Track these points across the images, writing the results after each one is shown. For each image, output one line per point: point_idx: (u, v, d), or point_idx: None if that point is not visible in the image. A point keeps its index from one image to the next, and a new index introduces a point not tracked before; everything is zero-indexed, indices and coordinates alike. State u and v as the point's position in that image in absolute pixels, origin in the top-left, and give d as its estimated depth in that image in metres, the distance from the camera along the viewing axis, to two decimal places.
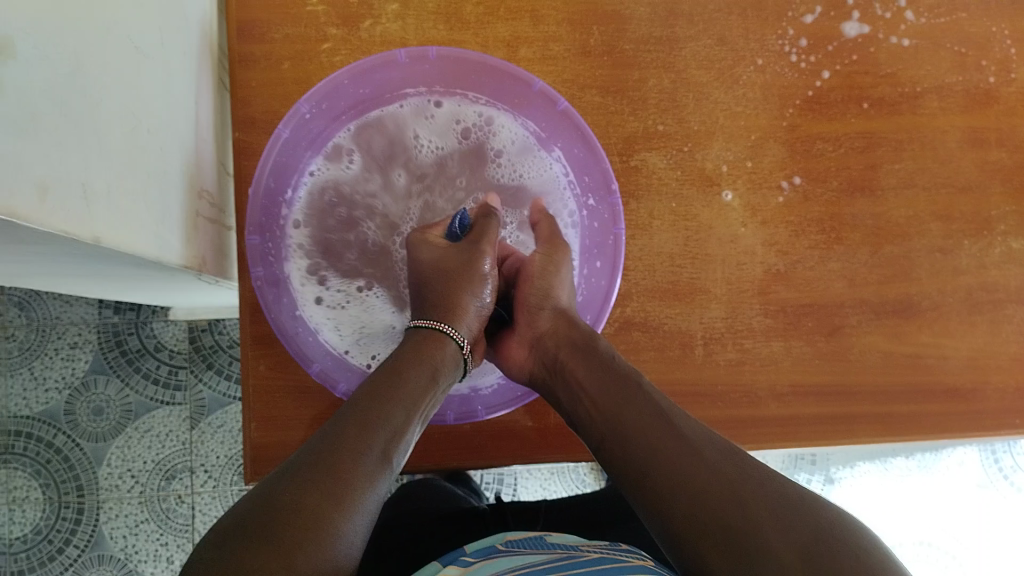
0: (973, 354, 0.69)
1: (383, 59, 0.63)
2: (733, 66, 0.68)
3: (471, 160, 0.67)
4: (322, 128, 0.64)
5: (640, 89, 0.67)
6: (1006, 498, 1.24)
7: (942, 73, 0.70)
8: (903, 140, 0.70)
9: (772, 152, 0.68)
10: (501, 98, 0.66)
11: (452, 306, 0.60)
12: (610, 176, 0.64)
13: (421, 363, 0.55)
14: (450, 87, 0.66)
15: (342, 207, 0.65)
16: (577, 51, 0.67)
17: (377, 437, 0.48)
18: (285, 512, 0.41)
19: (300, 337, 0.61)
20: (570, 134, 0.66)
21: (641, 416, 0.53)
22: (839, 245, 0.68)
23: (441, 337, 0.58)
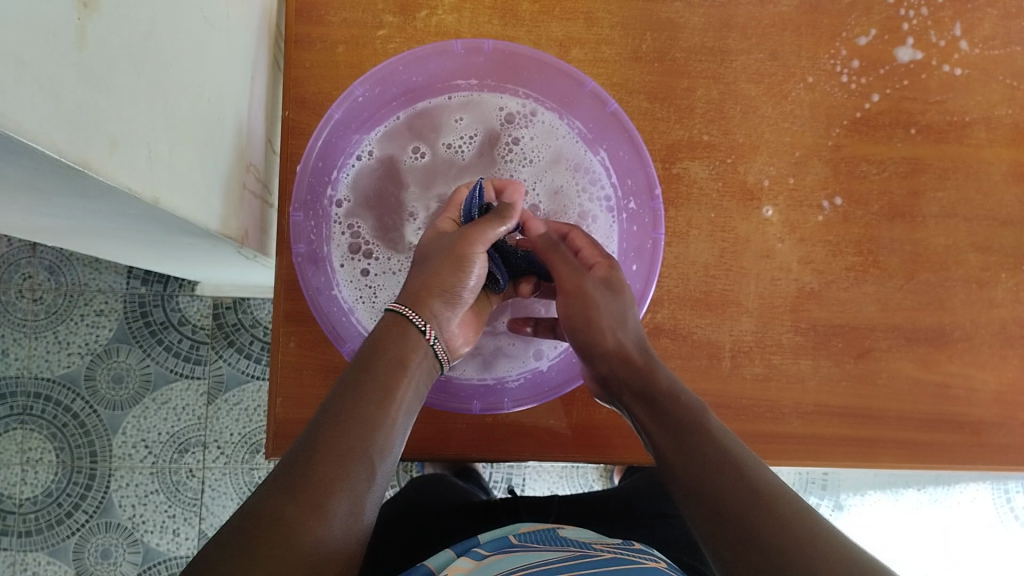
0: (1002, 388, 0.68)
1: (437, 49, 0.64)
2: (783, 82, 0.69)
3: (509, 153, 0.67)
4: (373, 112, 0.65)
5: (687, 98, 0.68)
6: (1017, 540, 1.22)
7: (991, 105, 0.70)
8: (948, 169, 0.70)
9: (815, 170, 0.68)
10: (548, 90, 0.67)
11: (420, 293, 0.57)
12: (654, 180, 0.65)
13: (387, 352, 0.54)
14: (498, 80, 0.66)
15: (389, 200, 0.65)
16: (627, 56, 0.67)
17: (354, 436, 0.48)
18: (260, 521, 0.41)
19: (334, 316, 0.62)
20: (618, 136, 0.66)
21: (710, 459, 0.49)
22: (875, 269, 0.68)
23: (406, 331, 0.56)
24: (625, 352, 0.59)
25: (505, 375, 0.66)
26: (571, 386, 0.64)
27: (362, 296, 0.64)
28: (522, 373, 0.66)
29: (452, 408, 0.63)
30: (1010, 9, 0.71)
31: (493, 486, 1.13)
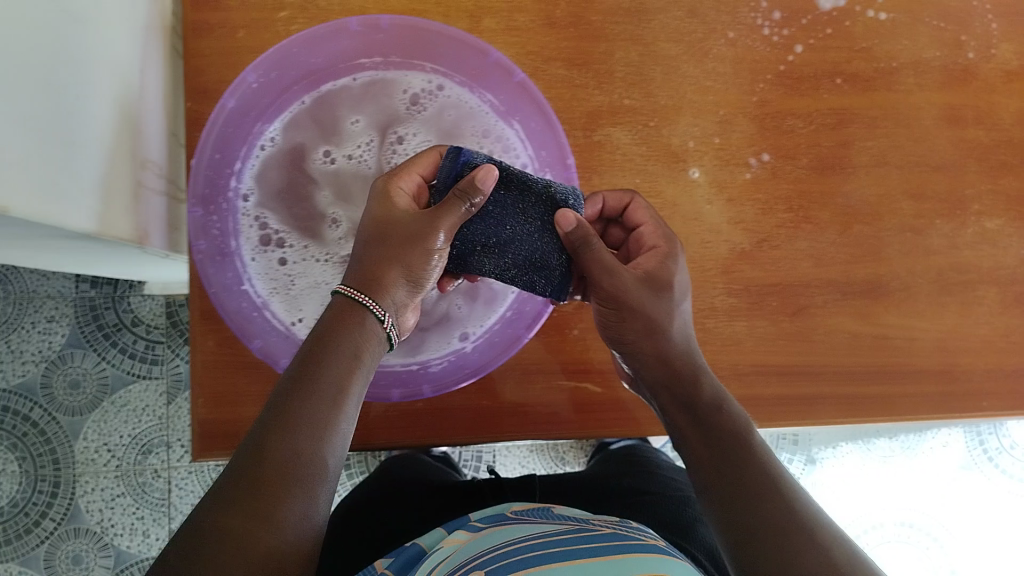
0: (943, 336, 0.67)
1: (334, 27, 0.59)
2: (703, 39, 0.67)
3: (421, 135, 0.61)
4: (272, 99, 0.60)
5: (605, 62, 0.66)
6: (990, 479, 1.24)
7: (919, 48, 0.68)
8: (878, 117, 0.68)
9: (741, 127, 0.66)
10: (456, 61, 0.61)
11: (374, 277, 0.52)
12: (565, 148, 0.60)
13: (340, 337, 0.50)
14: (404, 57, 0.61)
15: (296, 191, 0.60)
16: (542, 23, 0.65)
17: (303, 438, 0.45)
18: (206, 540, 0.41)
19: (244, 313, 0.58)
20: (528, 106, 0.61)
21: (755, 470, 0.49)
22: (807, 224, 0.67)
23: (363, 316, 0.51)
24: (664, 351, 0.56)
25: (427, 358, 0.63)
26: (492, 366, 0.62)
27: (277, 288, 0.59)
28: (445, 356, 0.63)
29: (371, 398, 0.61)
30: None
31: (462, 465, 1.12)
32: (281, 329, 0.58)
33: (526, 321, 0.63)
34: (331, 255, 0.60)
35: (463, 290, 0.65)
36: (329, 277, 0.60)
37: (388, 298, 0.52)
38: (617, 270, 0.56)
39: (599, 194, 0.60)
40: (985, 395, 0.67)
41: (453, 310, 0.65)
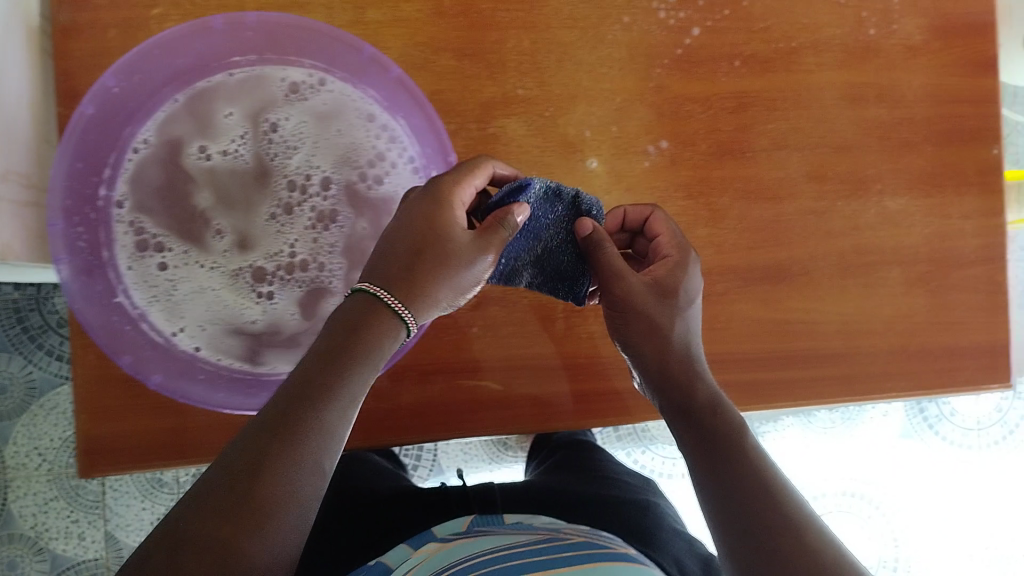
0: (844, 319, 0.67)
1: (196, 25, 0.56)
2: (597, 25, 0.64)
3: (300, 132, 0.59)
4: (139, 102, 0.57)
5: (497, 51, 0.63)
6: (930, 447, 1.26)
7: (819, 27, 0.65)
8: (778, 101, 0.66)
9: (638, 114, 0.65)
10: (332, 50, 0.58)
11: (417, 288, 0.50)
12: (447, 147, 0.58)
13: (355, 342, 0.47)
14: (280, 51, 0.58)
15: (174, 195, 0.58)
16: (430, 12, 0.62)
17: (307, 450, 0.42)
18: (191, 554, 0.37)
19: (118, 328, 0.56)
20: (408, 103, 0.58)
21: (758, 481, 0.50)
22: (708, 213, 0.66)
23: (384, 314, 0.49)
24: (664, 356, 0.56)
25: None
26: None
27: (155, 297, 0.58)
28: None
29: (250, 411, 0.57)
30: None
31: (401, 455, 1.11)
32: (155, 341, 0.57)
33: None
34: (214, 259, 0.59)
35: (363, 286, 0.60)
36: (213, 283, 0.59)
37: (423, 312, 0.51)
38: (625, 275, 0.56)
39: (621, 207, 0.61)
40: (887, 378, 0.68)
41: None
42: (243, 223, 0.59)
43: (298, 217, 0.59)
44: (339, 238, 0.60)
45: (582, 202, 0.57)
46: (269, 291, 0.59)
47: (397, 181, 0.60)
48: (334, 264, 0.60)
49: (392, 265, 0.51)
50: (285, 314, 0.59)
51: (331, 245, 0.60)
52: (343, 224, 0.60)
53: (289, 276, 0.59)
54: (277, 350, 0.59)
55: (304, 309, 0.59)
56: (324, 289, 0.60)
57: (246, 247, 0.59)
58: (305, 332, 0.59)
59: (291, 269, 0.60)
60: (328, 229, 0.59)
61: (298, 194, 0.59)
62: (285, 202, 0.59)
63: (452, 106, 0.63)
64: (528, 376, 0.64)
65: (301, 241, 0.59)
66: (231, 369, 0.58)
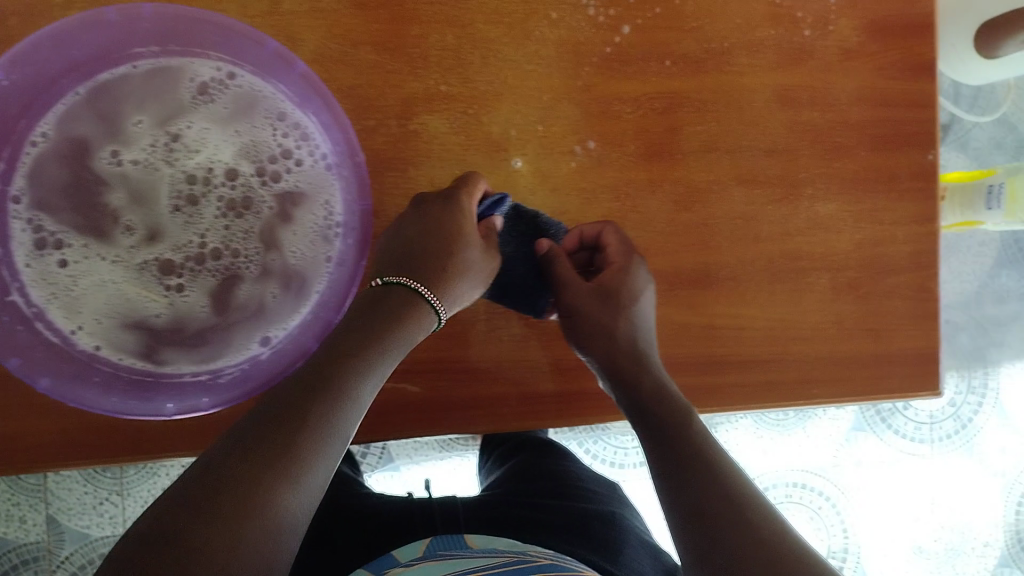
0: (773, 324, 0.65)
1: (93, 18, 0.54)
2: (524, 20, 0.62)
3: (208, 125, 0.57)
4: (32, 95, 0.54)
5: (419, 46, 0.62)
6: (888, 444, 1.20)
7: (752, 27, 0.63)
8: (709, 101, 0.64)
9: (564, 113, 0.63)
10: (238, 43, 0.56)
11: (445, 276, 0.57)
12: (354, 144, 0.57)
13: (377, 308, 0.54)
14: (184, 43, 0.56)
15: (75, 190, 0.56)
16: (350, 3, 0.61)
17: (333, 411, 0.46)
18: (222, 482, 0.41)
19: (8, 329, 0.54)
20: (315, 98, 0.57)
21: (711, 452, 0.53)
22: (634, 215, 0.64)
23: (415, 300, 0.55)
24: (613, 347, 0.60)
25: (216, 366, 0.58)
26: (275, 380, 0.57)
27: (54, 295, 0.56)
28: (239, 364, 0.58)
29: (140, 416, 0.56)
30: None
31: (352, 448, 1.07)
32: (52, 340, 0.55)
33: (312, 331, 0.58)
34: (120, 256, 0.57)
35: (279, 276, 0.59)
36: (118, 279, 0.57)
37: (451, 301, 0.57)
38: (569, 281, 0.61)
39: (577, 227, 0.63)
40: (817, 383, 0.66)
41: (266, 300, 0.58)
42: (151, 218, 0.57)
43: (205, 211, 0.57)
44: (252, 228, 0.58)
45: (542, 221, 0.63)
46: (178, 283, 0.58)
47: (310, 175, 0.58)
48: (248, 255, 0.58)
49: (424, 259, 0.57)
50: (194, 308, 0.58)
51: (245, 232, 0.58)
52: (258, 215, 0.58)
53: (199, 267, 0.58)
54: (184, 345, 0.58)
55: (215, 303, 0.58)
56: (239, 280, 0.58)
57: (153, 243, 0.57)
58: (215, 325, 0.58)
59: (202, 259, 0.58)
60: (241, 219, 0.58)
61: (206, 189, 0.57)
62: (191, 195, 0.57)
63: (372, 102, 0.62)
64: (442, 381, 0.63)
65: (211, 234, 0.57)
66: (131, 368, 0.56)
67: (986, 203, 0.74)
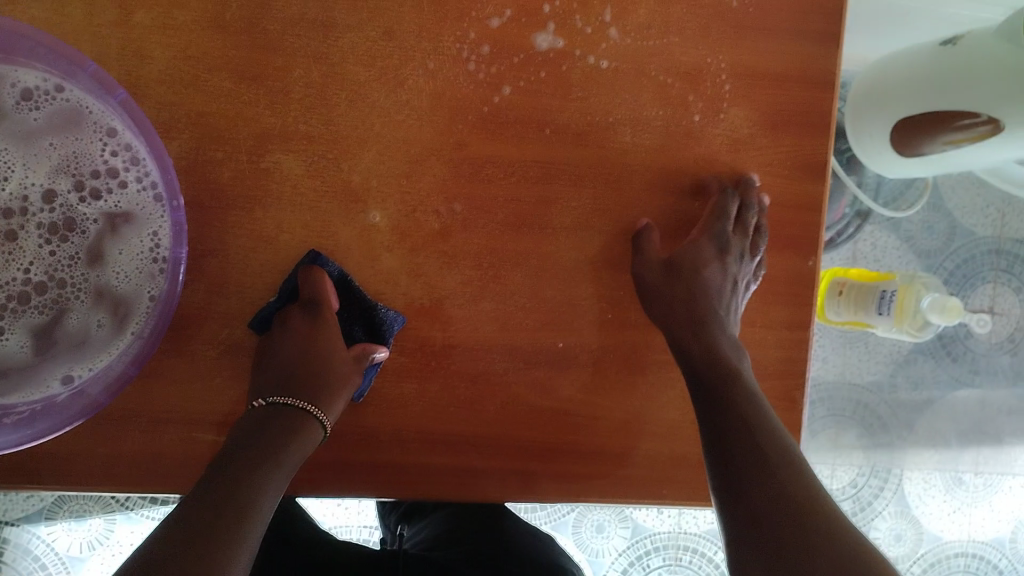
0: (627, 417, 0.62)
1: None
2: (398, 67, 0.58)
3: (19, 145, 0.52)
4: None
5: (281, 79, 0.57)
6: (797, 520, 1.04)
7: (640, 105, 0.60)
8: (588, 175, 0.60)
9: (431, 171, 0.59)
10: (62, 56, 0.51)
11: (331, 388, 0.53)
12: (174, 186, 0.54)
13: (275, 419, 0.50)
14: (6, 50, 0.51)
15: None
16: (208, 25, 0.56)
17: (233, 516, 0.42)
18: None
19: None
20: (144, 128, 0.53)
21: (747, 405, 0.50)
22: (495, 284, 0.60)
23: (304, 419, 0.51)
24: (692, 296, 0.57)
25: (9, 403, 0.53)
26: (63, 428, 0.53)
27: None
28: (34, 404, 0.53)
29: None
30: None
31: None
32: None
33: (111, 383, 0.54)
34: None
35: (101, 313, 0.54)
36: None
37: (334, 413, 0.53)
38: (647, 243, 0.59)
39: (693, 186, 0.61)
40: (668, 485, 0.63)
41: (86, 336, 0.54)
42: None
43: (26, 243, 0.52)
44: (78, 252, 0.53)
45: (378, 315, 0.58)
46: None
47: (135, 209, 0.54)
48: (73, 281, 0.53)
49: (308, 375, 0.53)
50: (11, 348, 0.53)
51: (68, 265, 0.53)
52: (83, 235, 0.53)
53: (21, 307, 0.53)
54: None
55: (37, 340, 0.53)
56: (58, 314, 0.53)
57: None
58: (40, 358, 0.53)
59: (26, 299, 0.53)
60: (66, 242, 0.53)
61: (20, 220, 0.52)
62: (6, 229, 0.52)
63: (221, 134, 0.57)
64: None
65: (35, 265, 0.53)
66: None
67: (878, 307, 0.71)
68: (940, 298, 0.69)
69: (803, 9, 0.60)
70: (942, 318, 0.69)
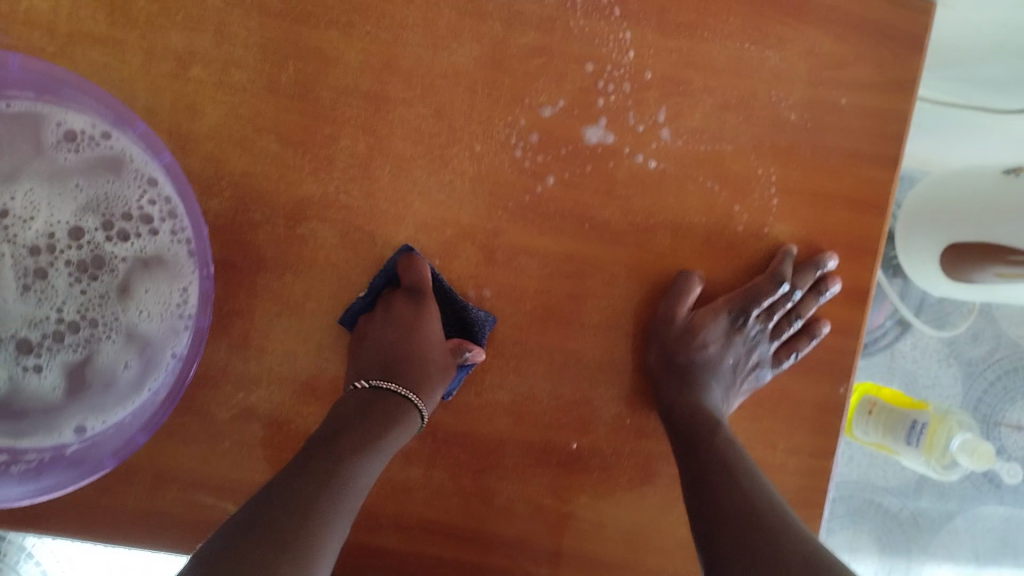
0: (634, 528, 0.60)
1: None
2: (444, 146, 0.57)
3: (55, 188, 0.52)
4: None
5: (326, 146, 0.56)
6: None
7: (685, 210, 0.58)
8: (623, 275, 0.59)
9: (466, 254, 0.58)
10: (110, 107, 0.52)
11: (432, 373, 0.54)
12: (207, 255, 0.53)
13: (377, 403, 0.51)
14: (58, 95, 0.52)
15: None
16: (261, 86, 0.55)
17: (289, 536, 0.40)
18: None
19: None
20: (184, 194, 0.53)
21: (716, 454, 0.52)
22: (516, 374, 0.59)
23: (402, 404, 0.52)
24: (692, 360, 0.58)
25: (19, 447, 0.53)
26: (62, 487, 0.52)
27: None
28: (46, 451, 0.53)
29: None
30: (729, 97, 0.57)
31: None
32: None
33: (114, 448, 0.53)
34: None
35: (130, 364, 0.54)
36: None
37: (433, 399, 0.54)
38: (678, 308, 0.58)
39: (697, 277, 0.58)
40: None
41: (113, 384, 0.54)
42: None
43: (56, 282, 0.52)
44: (107, 290, 0.53)
45: (469, 315, 0.58)
46: (35, 363, 0.52)
47: (167, 266, 0.54)
48: (101, 321, 0.53)
49: (411, 360, 0.54)
50: (43, 390, 0.53)
51: (103, 305, 0.53)
52: (112, 273, 0.53)
53: (57, 345, 0.52)
54: (13, 425, 0.52)
55: (69, 382, 0.53)
56: (90, 357, 0.53)
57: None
58: (71, 397, 0.53)
59: (60, 338, 0.52)
60: (95, 281, 0.53)
61: (52, 259, 0.52)
62: (36, 268, 0.51)
63: (259, 196, 0.56)
64: None
65: (67, 305, 0.52)
66: None
67: (906, 436, 0.70)
68: (970, 441, 0.67)
69: (864, 131, 0.58)
70: (970, 461, 0.67)
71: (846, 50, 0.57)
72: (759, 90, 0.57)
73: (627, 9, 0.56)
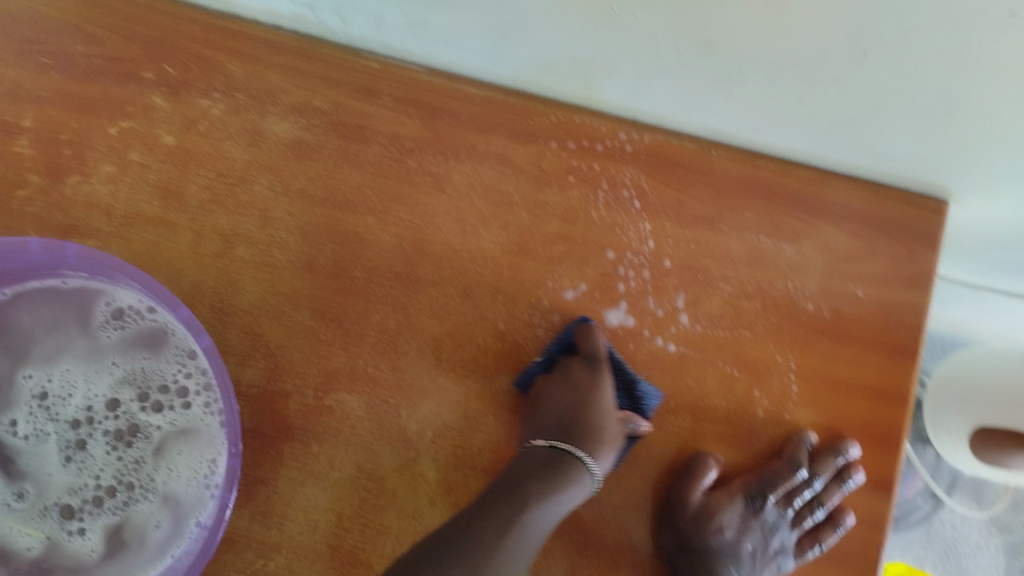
0: None
1: (12, 246, 0.52)
2: (469, 325, 0.59)
3: (104, 360, 0.55)
4: None
5: (358, 323, 0.59)
6: None
7: (703, 392, 0.59)
8: (641, 453, 0.60)
9: (488, 429, 0.59)
10: (154, 293, 0.54)
11: (603, 442, 0.57)
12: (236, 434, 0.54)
13: (551, 466, 0.55)
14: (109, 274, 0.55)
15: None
16: (300, 266, 0.59)
17: None
18: None
19: None
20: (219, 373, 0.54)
21: None
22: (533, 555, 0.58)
23: (576, 467, 0.56)
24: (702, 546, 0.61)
25: None
26: None
27: None
28: None
29: None
30: (746, 286, 0.59)
31: None
32: None
33: None
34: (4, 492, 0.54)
35: (160, 529, 0.56)
36: None
37: (604, 464, 0.57)
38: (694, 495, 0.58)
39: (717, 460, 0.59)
40: None
41: (141, 548, 0.56)
42: (38, 470, 0.54)
43: (93, 452, 0.55)
44: (143, 455, 0.56)
45: (639, 389, 0.59)
46: (79, 527, 0.55)
47: (199, 435, 0.56)
48: (138, 484, 0.55)
49: (585, 428, 0.57)
50: (82, 553, 0.55)
51: (140, 470, 0.55)
52: (146, 439, 0.56)
53: (97, 510, 0.55)
54: None
55: (107, 545, 0.55)
56: (124, 520, 0.55)
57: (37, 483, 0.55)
58: (105, 562, 0.55)
59: (100, 502, 0.55)
60: (130, 447, 0.55)
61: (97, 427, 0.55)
62: (76, 440, 0.55)
63: (291, 368, 0.59)
64: None
65: (104, 472, 0.55)
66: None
67: None
68: None
69: (880, 322, 0.59)
70: None
71: (860, 246, 0.59)
72: (775, 281, 0.59)
73: (647, 203, 0.59)
